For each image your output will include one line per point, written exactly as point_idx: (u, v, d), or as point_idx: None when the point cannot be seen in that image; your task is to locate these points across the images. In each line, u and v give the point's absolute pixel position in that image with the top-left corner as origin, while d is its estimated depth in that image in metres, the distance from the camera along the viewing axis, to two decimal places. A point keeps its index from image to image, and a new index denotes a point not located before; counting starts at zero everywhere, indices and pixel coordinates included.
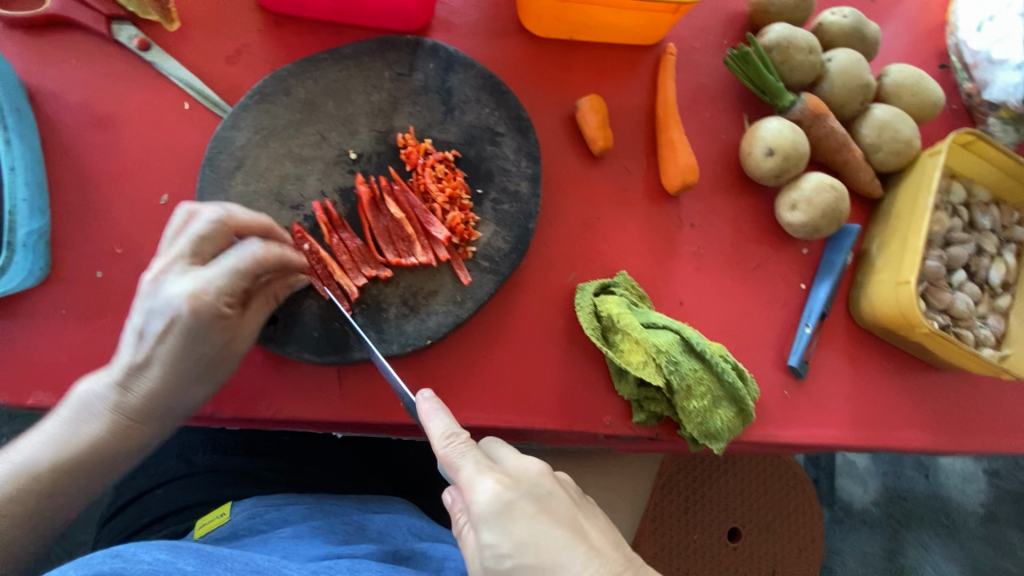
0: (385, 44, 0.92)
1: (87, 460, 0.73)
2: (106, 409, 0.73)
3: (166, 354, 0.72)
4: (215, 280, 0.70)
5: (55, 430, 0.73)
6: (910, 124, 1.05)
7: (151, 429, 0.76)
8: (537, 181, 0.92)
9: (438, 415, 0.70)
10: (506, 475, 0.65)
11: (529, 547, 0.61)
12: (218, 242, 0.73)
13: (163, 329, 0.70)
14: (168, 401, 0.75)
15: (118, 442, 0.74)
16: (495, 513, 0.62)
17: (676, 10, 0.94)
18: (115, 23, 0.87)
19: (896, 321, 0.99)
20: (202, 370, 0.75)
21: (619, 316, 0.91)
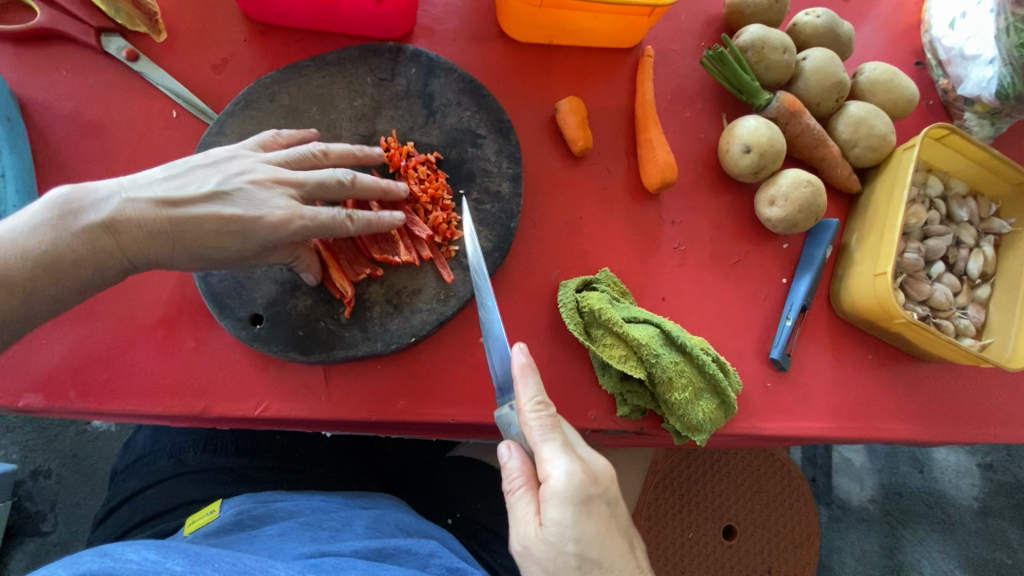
0: (367, 51, 0.94)
1: (47, 258, 0.67)
2: (107, 224, 0.69)
3: (207, 230, 0.72)
4: (311, 217, 0.76)
5: (46, 213, 0.67)
6: (884, 120, 1.07)
7: (115, 269, 0.71)
8: (518, 180, 0.94)
9: (530, 387, 0.73)
10: (588, 470, 0.70)
11: (592, 541, 0.70)
12: (324, 188, 0.79)
13: (234, 217, 0.72)
14: (165, 257, 0.73)
15: (89, 257, 0.69)
16: (571, 502, 0.68)
17: (650, 13, 0.97)
18: (104, 35, 0.89)
19: (875, 313, 1.01)
20: (214, 257, 0.75)
21: (600, 311, 0.93)
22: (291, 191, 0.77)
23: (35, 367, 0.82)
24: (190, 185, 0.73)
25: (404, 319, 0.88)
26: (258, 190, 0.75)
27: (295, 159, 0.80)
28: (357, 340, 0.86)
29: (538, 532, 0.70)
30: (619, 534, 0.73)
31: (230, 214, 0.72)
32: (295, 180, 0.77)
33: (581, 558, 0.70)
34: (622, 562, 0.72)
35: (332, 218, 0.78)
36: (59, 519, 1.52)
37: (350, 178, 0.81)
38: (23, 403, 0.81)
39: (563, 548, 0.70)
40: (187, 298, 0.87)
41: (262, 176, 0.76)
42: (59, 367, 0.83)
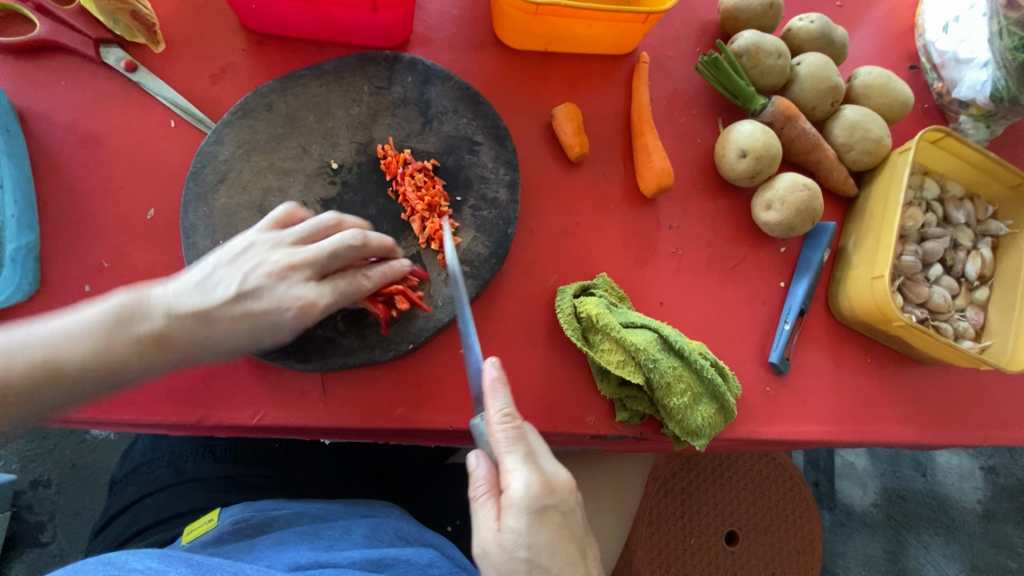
0: (364, 59, 0.95)
1: (92, 361, 0.66)
2: (150, 326, 0.69)
3: (243, 321, 0.73)
4: (333, 295, 0.77)
5: (84, 331, 0.67)
6: (879, 123, 1.07)
7: (162, 365, 0.71)
8: (515, 187, 0.95)
9: (499, 398, 0.73)
10: (546, 481, 0.71)
11: (544, 548, 0.70)
12: (344, 258, 0.79)
13: (262, 311, 0.73)
14: (207, 353, 0.73)
15: (134, 358, 0.69)
16: (528, 511, 0.69)
17: (644, 19, 0.97)
18: (103, 46, 0.90)
19: (873, 316, 1.01)
20: (251, 345, 0.74)
21: (598, 316, 0.93)
22: (319, 271, 0.77)
23: None
24: (217, 283, 0.73)
25: (402, 326, 0.88)
26: (279, 282, 0.74)
27: (309, 232, 0.79)
28: (355, 347, 0.86)
29: (495, 537, 0.71)
30: (573, 543, 0.74)
31: (258, 312, 0.73)
32: (315, 260, 0.76)
33: (532, 565, 0.70)
34: (572, 571, 0.72)
35: (350, 286, 0.79)
36: (58, 529, 1.52)
37: (360, 237, 0.79)
38: None
39: (514, 554, 0.70)
40: None
41: (286, 262, 0.75)
42: None
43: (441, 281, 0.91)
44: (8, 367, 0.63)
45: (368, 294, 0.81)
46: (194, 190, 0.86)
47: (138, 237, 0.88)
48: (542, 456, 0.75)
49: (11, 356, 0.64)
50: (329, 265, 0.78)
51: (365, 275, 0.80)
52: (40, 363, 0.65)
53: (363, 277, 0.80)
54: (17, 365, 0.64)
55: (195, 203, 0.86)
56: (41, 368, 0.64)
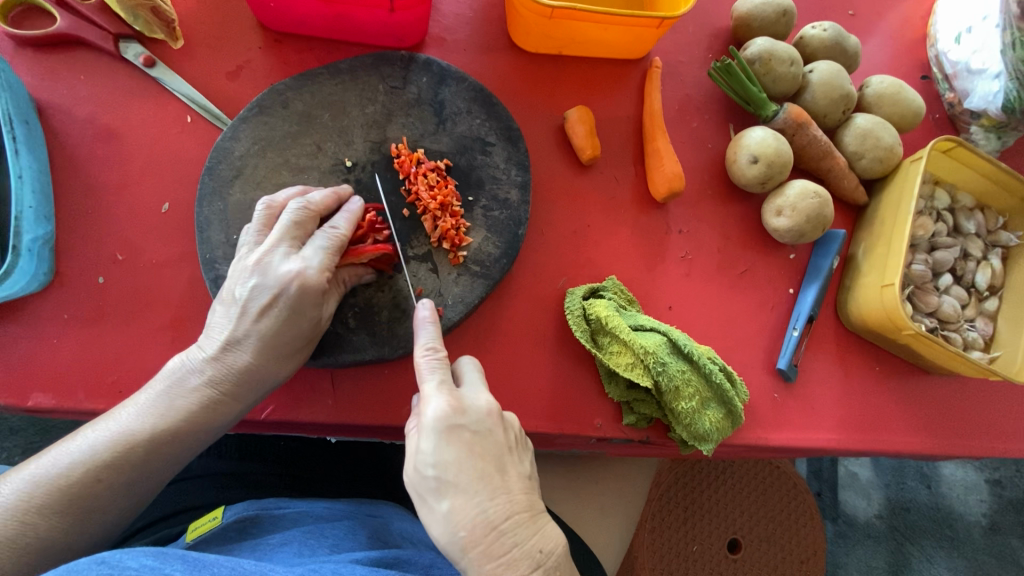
0: (379, 59, 0.95)
1: (170, 429, 0.74)
2: (200, 384, 0.76)
3: (269, 330, 0.77)
4: (319, 258, 0.78)
5: (148, 405, 0.75)
6: (891, 132, 1.07)
7: (239, 407, 0.79)
8: (526, 188, 0.95)
9: (427, 332, 0.79)
10: (457, 401, 0.72)
11: (451, 465, 0.69)
12: (305, 224, 0.81)
13: (268, 304, 0.76)
14: (264, 377, 0.78)
15: (203, 413, 0.76)
16: (434, 429, 0.70)
17: (659, 24, 0.97)
18: (122, 41, 0.91)
19: (883, 324, 1.01)
20: (295, 345, 0.79)
21: (608, 318, 0.93)
22: (287, 247, 0.79)
23: (43, 368, 0.82)
24: (221, 324, 0.78)
25: (411, 324, 0.88)
26: (264, 275, 0.77)
27: (263, 222, 0.81)
28: (365, 344, 0.86)
29: (411, 460, 0.71)
30: (489, 462, 0.71)
31: (270, 309, 0.76)
32: (283, 237, 0.79)
33: (442, 483, 0.69)
34: (484, 488, 0.69)
35: (325, 241, 0.80)
36: None
37: (302, 203, 0.81)
38: (32, 404, 0.80)
39: (423, 473, 0.69)
40: (196, 301, 0.87)
41: (255, 257, 0.78)
42: (68, 368, 0.82)
43: (451, 280, 0.91)
44: (89, 460, 0.71)
45: (344, 242, 0.81)
46: (209, 185, 0.87)
47: (153, 230, 0.88)
48: (467, 386, 0.77)
49: (82, 467, 0.70)
50: (294, 238, 0.80)
51: (325, 229, 0.81)
52: (115, 452, 0.72)
53: (325, 228, 0.81)
54: (99, 459, 0.71)
55: (210, 198, 0.86)
56: (121, 445, 0.72)
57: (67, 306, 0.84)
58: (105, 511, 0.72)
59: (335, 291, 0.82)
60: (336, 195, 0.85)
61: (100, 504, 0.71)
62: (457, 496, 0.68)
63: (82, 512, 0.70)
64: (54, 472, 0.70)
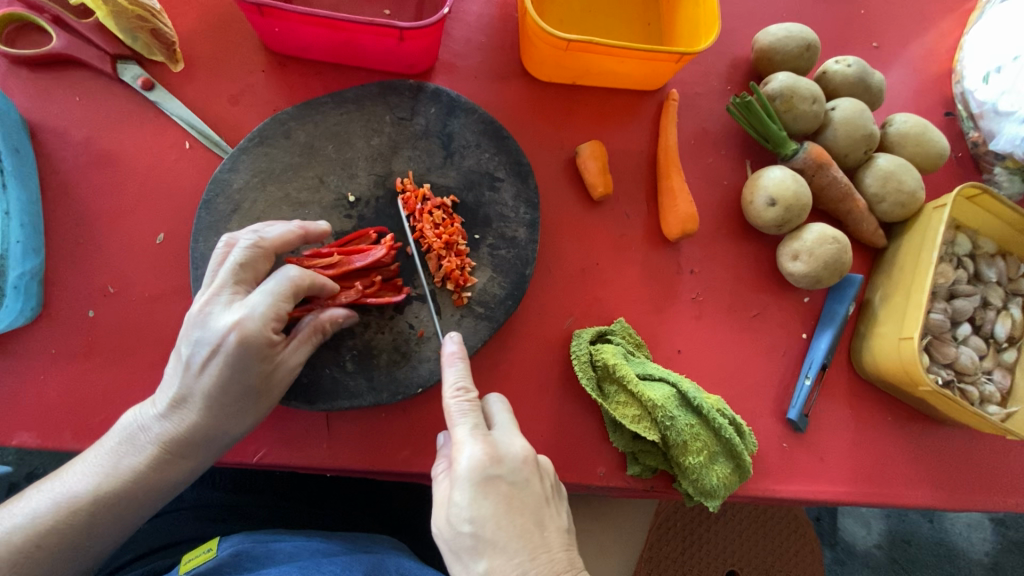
0: (387, 88, 0.92)
1: (118, 490, 0.70)
2: (148, 442, 0.71)
3: (211, 385, 0.69)
4: (262, 308, 0.69)
5: (99, 462, 0.71)
6: (914, 175, 1.03)
7: (189, 467, 0.73)
8: (535, 227, 0.91)
9: (455, 370, 0.75)
10: (493, 449, 0.69)
11: (489, 522, 0.65)
12: (256, 264, 0.73)
13: (208, 357, 0.68)
14: (213, 436, 0.72)
15: (151, 473, 0.71)
16: (470, 481, 0.67)
17: (678, 60, 0.93)
18: (120, 62, 0.88)
19: (899, 377, 0.97)
20: (243, 402, 0.71)
21: (615, 366, 0.90)
22: (231, 293, 0.71)
23: (28, 405, 0.79)
24: (168, 379, 0.72)
25: (411, 368, 0.85)
26: (202, 327, 0.69)
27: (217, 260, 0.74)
28: (362, 390, 0.83)
29: (443, 513, 0.68)
30: (527, 517, 0.67)
31: (211, 364, 0.68)
32: (231, 280, 0.71)
33: (478, 541, 0.65)
34: (525, 548, 0.65)
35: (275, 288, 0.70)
36: None
37: (251, 241, 0.74)
38: (16, 442, 0.78)
39: (458, 529, 0.66)
40: None
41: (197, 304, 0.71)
42: (52, 406, 0.79)
43: (454, 322, 0.88)
44: (32, 525, 0.67)
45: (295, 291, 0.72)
46: (206, 219, 0.83)
47: (146, 261, 0.85)
48: (499, 429, 0.73)
49: (24, 530, 0.66)
50: (239, 283, 0.72)
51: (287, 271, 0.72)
52: (59, 515, 0.67)
53: (280, 277, 0.71)
54: (46, 521, 0.67)
55: (206, 233, 0.83)
56: (67, 507, 0.68)
57: (55, 341, 0.81)
58: None
59: (307, 342, 0.74)
60: (298, 231, 0.78)
61: (37, 572, 0.67)
62: (495, 555, 0.65)
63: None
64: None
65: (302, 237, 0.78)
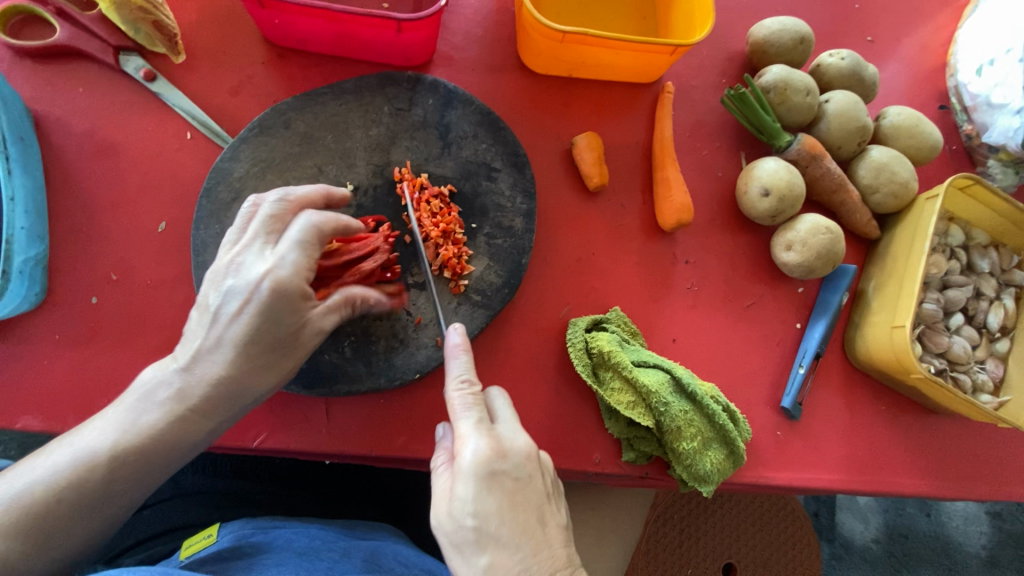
0: (385, 80, 0.93)
1: (137, 446, 0.71)
2: (167, 397, 0.72)
3: (240, 336, 0.70)
4: (294, 260, 0.70)
5: (121, 417, 0.72)
6: (907, 166, 1.05)
7: (210, 424, 0.74)
8: (531, 216, 0.93)
9: (459, 363, 0.76)
10: (499, 445, 0.69)
11: (492, 517, 0.67)
12: (286, 221, 0.74)
13: (238, 308, 0.69)
14: (235, 393, 0.73)
15: (172, 430, 0.72)
16: (475, 476, 0.67)
17: (673, 51, 0.94)
18: (122, 54, 0.89)
19: (891, 365, 0.98)
20: (267, 355, 0.72)
21: (610, 353, 0.91)
22: (261, 242, 0.72)
23: (32, 389, 0.80)
24: (192, 334, 0.73)
25: (409, 354, 0.86)
26: (233, 278, 0.70)
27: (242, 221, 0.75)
28: (360, 375, 0.84)
29: (445, 506, 0.68)
30: (529, 513, 0.69)
31: (240, 316, 0.69)
32: (261, 232, 0.72)
33: (480, 535, 0.67)
34: (526, 544, 0.67)
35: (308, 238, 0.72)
36: None
37: (282, 199, 0.74)
38: (20, 426, 0.79)
39: (461, 523, 0.67)
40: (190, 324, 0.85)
41: (227, 256, 0.72)
42: (56, 390, 0.80)
43: (451, 310, 0.89)
44: (54, 476, 0.68)
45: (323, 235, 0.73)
46: (207, 207, 0.85)
47: (148, 249, 0.86)
48: (503, 424, 0.74)
49: (44, 484, 0.68)
50: (269, 232, 0.73)
51: (311, 214, 0.73)
52: (78, 470, 0.69)
53: (305, 220, 0.72)
54: (65, 474, 0.69)
55: (207, 220, 0.84)
56: (87, 460, 0.69)
57: (58, 327, 0.82)
58: (64, 535, 0.69)
59: (337, 310, 0.75)
60: (323, 193, 0.78)
61: (58, 524, 0.68)
62: (497, 549, 0.66)
63: (45, 530, 0.68)
64: (18, 486, 0.67)
65: (327, 200, 0.78)
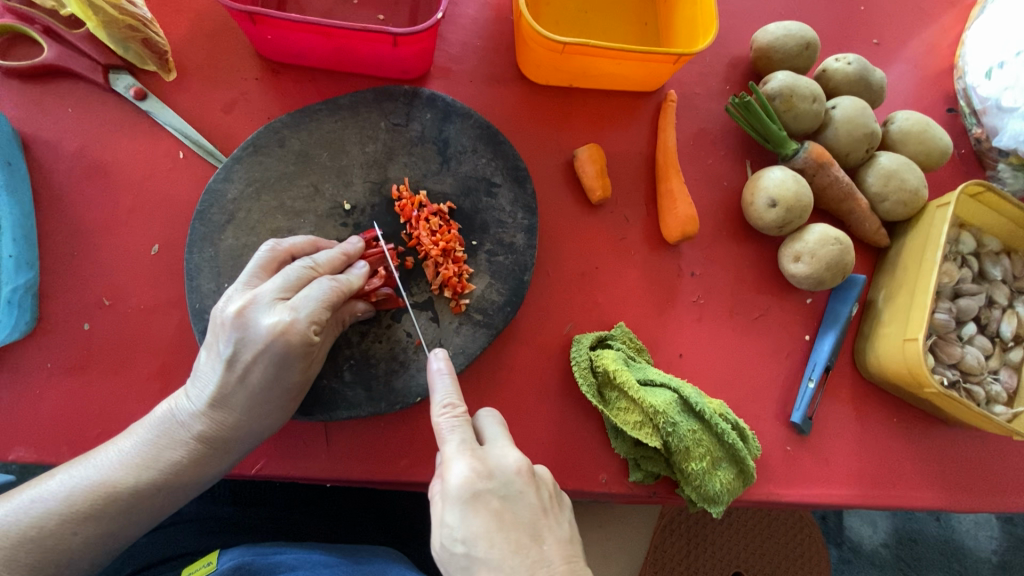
0: (381, 94, 0.91)
1: (155, 483, 0.70)
2: (188, 436, 0.71)
3: (259, 383, 0.71)
4: (308, 316, 0.69)
5: (138, 452, 0.71)
6: (916, 173, 1.02)
7: (225, 462, 0.74)
8: (533, 233, 0.90)
9: (443, 385, 0.74)
10: (482, 464, 0.67)
11: (480, 539, 0.63)
12: (303, 277, 0.73)
13: (255, 358, 0.69)
14: (249, 434, 0.74)
15: (190, 468, 0.72)
16: (459, 501, 0.65)
17: (676, 60, 0.92)
18: (112, 72, 0.87)
19: (903, 378, 0.96)
20: (285, 399, 0.74)
21: (615, 372, 0.89)
22: (275, 294, 0.70)
23: (23, 420, 0.78)
24: (206, 374, 0.72)
25: (410, 377, 0.84)
26: (251, 328, 0.68)
27: (259, 266, 0.74)
28: (360, 400, 0.82)
29: (437, 533, 0.66)
30: (522, 531, 0.64)
31: (258, 364, 0.69)
32: (277, 288, 0.71)
33: (470, 562, 0.63)
34: (520, 565, 0.62)
35: (326, 294, 0.72)
36: None
37: (307, 265, 0.74)
38: (13, 457, 0.77)
39: (452, 549, 0.64)
40: (186, 349, 0.83)
41: (237, 305, 0.70)
42: (48, 420, 0.78)
43: (453, 330, 0.87)
44: (64, 510, 0.67)
45: (344, 294, 0.74)
46: (200, 230, 0.83)
47: (141, 273, 0.84)
48: (491, 443, 0.71)
49: (57, 516, 0.66)
50: (285, 288, 0.71)
51: (327, 279, 0.73)
52: (93, 503, 0.68)
53: (324, 283, 0.72)
54: (77, 508, 0.67)
55: (200, 243, 0.83)
56: (100, 495, 0.68)
57: (51, 355, 0.80)
58: (73, 566, 0.68)
59: (332, 330, 0.77)
60: (343, 254, 0.79)
61: (68, 557, 0.67)
62: (489, 575, 0.62)
63: (50, 567, 0.66)
64: (24, 522, 0.65)
65: (345, 260, 0.79)
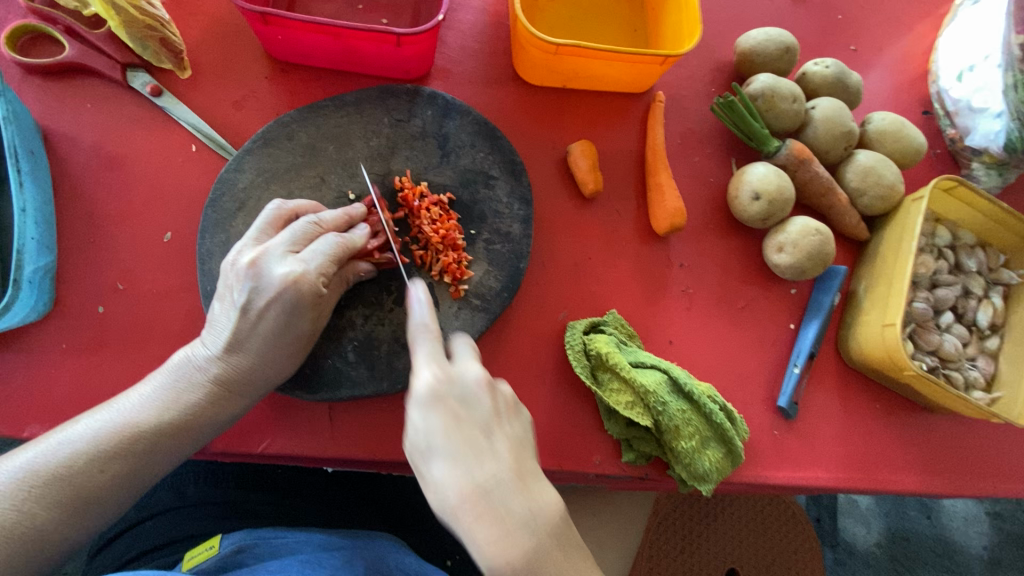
0: (385, 92, 0.96)
1: (177, 423, 0.74)
2: (206, 380, 0.76)
3: (271, 328, 0.75)
4: (317, 269, 0.75)
5: (160, 395, 0.75)
6: (893, 169, 1.07)
7: (242, 406, 0.78)
8: (528, 222, 0.95)
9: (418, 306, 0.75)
10: (442, 370, 0.68)
11: (433, 432, 0.64)
12: (309, 233, 0.79)
13: (267, 306, 0.73)
14: (263, 378, 0.78)
15: (209, 411, 0.76)
16: (418, 400, 0.66)
17: (663, 61, 0.97)
18: (130, 70, 0.92)
19: (883, 363, 1.00)
20: (296, 346, 0.78)
21: (608, 354, 0.93)
22: (285, 248, 0.76)
23: (38, 398, 0.81)
24: (221, 323, 0.76)
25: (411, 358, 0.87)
26: (264, 276, 0.73)
27: (265, 223, 0.79)
28: (364, 379, 0.86)
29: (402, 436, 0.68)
30: (475, 429, 0.65)
31: (269, 310, 0.74)
32: (285, 241, 0.76)
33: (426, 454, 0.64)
34: (472, 458, 0.63)
35: (332, 250, 0.77)
36: None
37: (311, 224, 0.80)
38: (27, 434, 0.80)
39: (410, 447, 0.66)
40: (196, 331, 0.86)
41: (249, 257, 0.75)
42: (63, 399, 0.81)
43: (452, 314, 0.91)
44: (92, 449, 0.70)
45: (349, 250, 0.80)
46: (212, 217, 0.87)
47: (154, 259, 0.88)
48: (457, 358, 0.72)
49: (85, 456, 0.69)
50: (293, 242, 0.77)
51: (334, 236, 0.79)
52: (119, 444, 0.71)
53: (331, 239, 0.78)
54: (104, 448, 0.70)
55: (212, 230, 0.87)
56: (125, 435, 0.71)
57: (66, 336, 0.84)
58: (102, 506, 0.71)
59: (338, 286, 0.82)
60: (346, 216, 0.84)
61: (99, 495, 0.70)
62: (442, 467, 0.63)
63: (81, 505, 0.69)
64: (54, 461, 0.68)
65: (348, 222, 0.85)
